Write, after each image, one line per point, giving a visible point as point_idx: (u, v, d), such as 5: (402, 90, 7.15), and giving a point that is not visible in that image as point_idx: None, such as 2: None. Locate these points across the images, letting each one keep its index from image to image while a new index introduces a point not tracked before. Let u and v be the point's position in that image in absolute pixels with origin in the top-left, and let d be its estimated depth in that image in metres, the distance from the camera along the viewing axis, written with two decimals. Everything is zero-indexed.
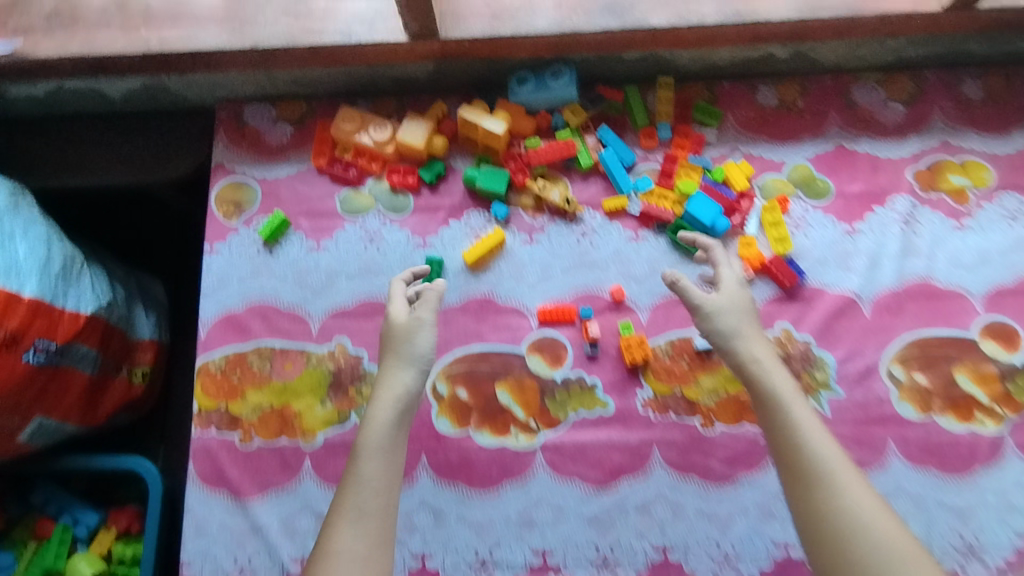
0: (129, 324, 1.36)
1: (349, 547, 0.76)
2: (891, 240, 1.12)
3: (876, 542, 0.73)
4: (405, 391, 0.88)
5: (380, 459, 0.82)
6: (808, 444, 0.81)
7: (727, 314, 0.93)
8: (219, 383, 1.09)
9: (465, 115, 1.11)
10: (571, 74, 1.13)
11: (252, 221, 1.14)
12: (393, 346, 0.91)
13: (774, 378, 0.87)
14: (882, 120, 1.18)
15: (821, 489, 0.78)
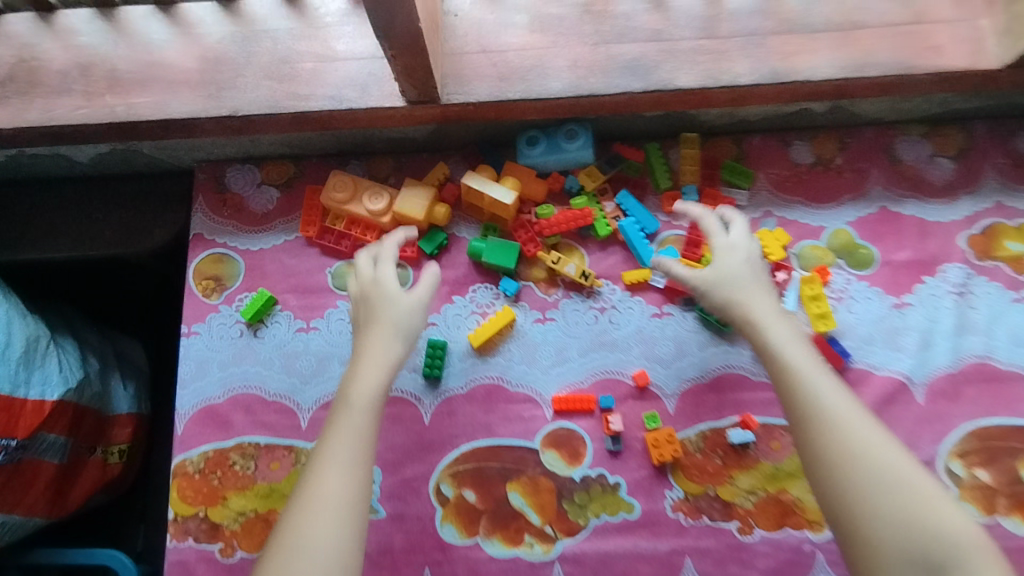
0: (103, 401, 1.21)
1: (330, 487, 0.73)
2: (944, 315, 1.01)
3: (886, 479, 0.70)
4: (393, 351, 0.84)
5: (361, 416, 0.79)
6: (814, 394, 0.78)
7: (718, 278, 0.90)
8: (198, 486, 0.97)
9: (468, 183, 1.00)
10: (587, 134, 1.02)
11: (235, 299, 1.03)
12: (381, 306, 0.87)
13: (776, 334, 0.84)
14: (930, 179, 1.07)
15: (828, 436, 0.74)
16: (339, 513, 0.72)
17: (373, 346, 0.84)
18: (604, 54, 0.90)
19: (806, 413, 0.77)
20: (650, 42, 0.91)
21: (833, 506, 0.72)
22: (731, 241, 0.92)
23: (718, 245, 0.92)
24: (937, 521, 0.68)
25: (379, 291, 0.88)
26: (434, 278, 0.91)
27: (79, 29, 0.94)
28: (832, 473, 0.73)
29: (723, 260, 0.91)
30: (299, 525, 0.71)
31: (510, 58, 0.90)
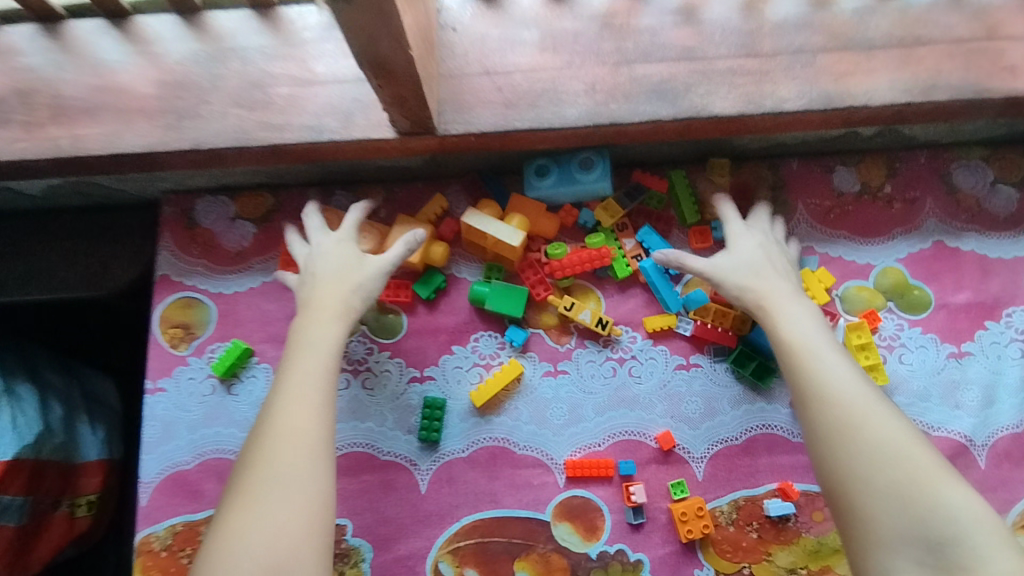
0: (68, 452, 1.06)
1: (291, 436, 0.68)
2: (1008, 366, 0.89)
3: (884, 446, 0.64)
4: (350, 297, 0.80)
5: (320, 358, 0.74)
6: (809, 360, 0.72)
7: (734, 264, 0.83)
8: (164, 565, 0.86)
9: (469, 222, 0.88)
10: (605, 163, 0.90)
11: (206, 350, 0.92)
12: (337, 262, 0.83)
13: (781, 303, 0.78)
14: (992, 210, 0.95)
15: (821, 401, 0.69)
16: (302, 463, 0.67)
17: (331, 297, 0.80)
18: (628, 75, 0.81)
19: (800, 379, 0.71)
20: (681, 60, 0.81)
21: (825, 473, 0.66)
22: (744, 228, 0.86)
23: (732, 231, 0.86)
24: (938, 495, 0.60)
25: (336, 250, 0.84)
26: (412, 245, 0.84)
27: (21, 48, 0.83)
28: (823, 437, 0.67)
29: (737, 248, 0.84)
30: (255, 474, 0.66)
31: (517, 81, 0.81)
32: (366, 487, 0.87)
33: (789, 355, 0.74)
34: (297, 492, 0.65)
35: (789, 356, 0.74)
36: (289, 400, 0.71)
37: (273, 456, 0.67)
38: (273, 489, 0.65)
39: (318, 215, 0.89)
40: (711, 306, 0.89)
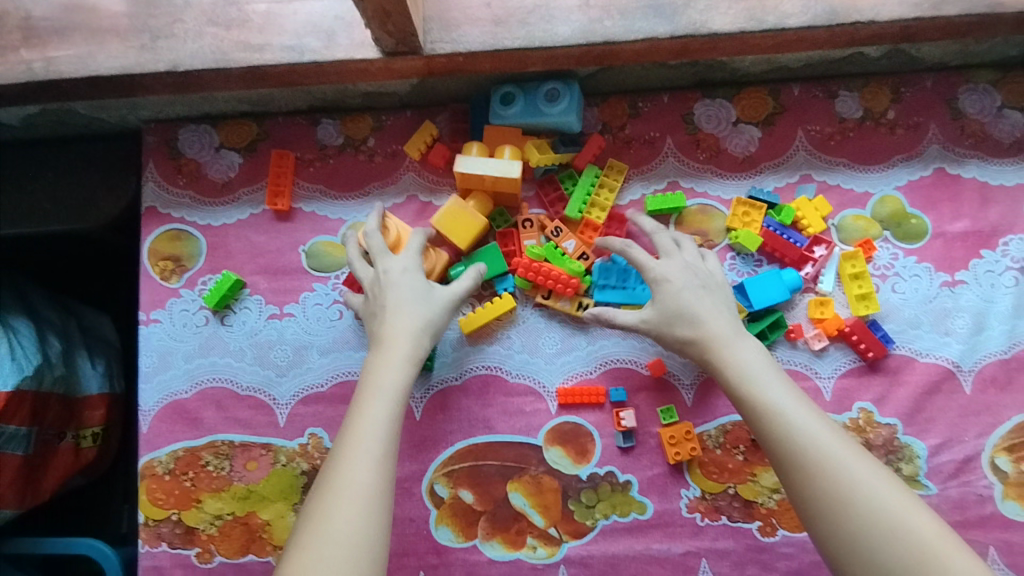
0: (69, 384, 1.08)
1: (344, 494, 0.63)
2: (1001, 295, 0.89)
3: (877, 511, 0.61)
4: (414, 331, 0.77)
5: (390, 402, 0.70)
6: (778, 415, 0.69)
7: (661, 318, 0.80)
8: (168, 488, 0.88)
9: (465, 167, 0.85)
10: (572, 95, 0.87)
11: (197, 282, 0.92)
12: (406, 291, 0.79)
13: (733, 353, 0.76)
14: (997, 135, 0.92)
15: (801, 464, 0.66)
16: (361, 521, 0.61)
17: (389, 334, 0.76)
18: None
19: (773, 439, 0.69)
20: None
21: (824, 541, 0.63)
22: (661, 272, 0.81)
23: (652, 278, 0.81)
24: (942, 556, 0.58)
25: (408, 279, 0.80)
26: (477, 280, 0.84)
27: None
28: (813, 505, 0.64)
29: (659, 297, 0.80)
30: (315, 526, 0.61)
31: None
32: None
33: (760, 419, 0.70)
34: (352, 548, 0.60)
35: (761, 421, 0.70)
36: (344, 458, 0.66)
37: (330, 514, 0.62)
38: (329, 549, 0.59)
39: (379, 234, 0.84)
40: None
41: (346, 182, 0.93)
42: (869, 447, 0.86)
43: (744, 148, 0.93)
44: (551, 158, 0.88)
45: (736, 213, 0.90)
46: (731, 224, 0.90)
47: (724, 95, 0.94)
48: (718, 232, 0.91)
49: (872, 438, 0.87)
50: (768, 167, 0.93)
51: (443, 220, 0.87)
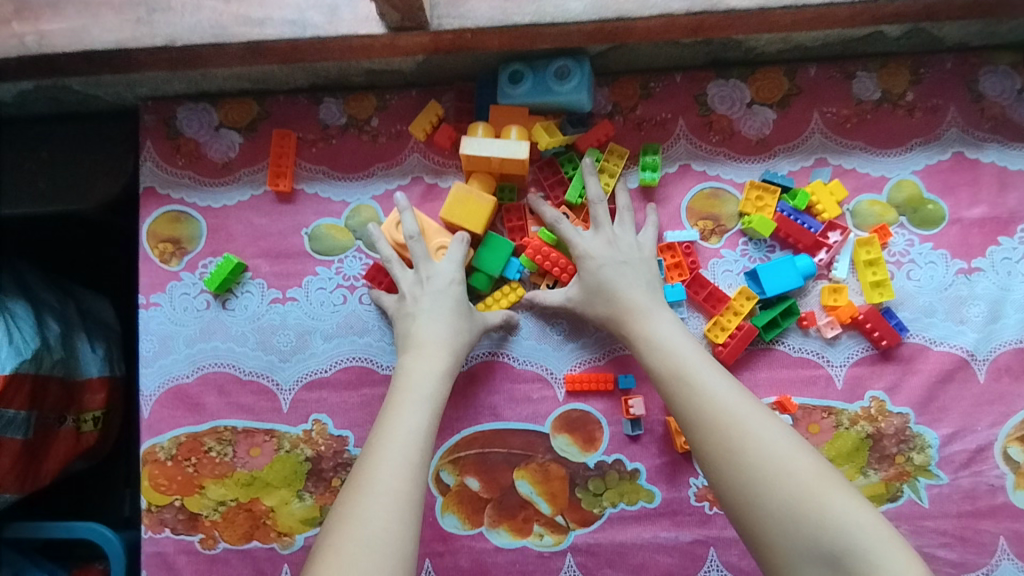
0: (68, 367, 1.07)
1: (381, 498, 0.60)
2: (1017, 283, 0.87)
3: (765, 464, 0.60)
4: (452, 344, 0.77)
5: (425, 413, 0.69)
6: (682, 379, 0.69)
7: (585, 295, 0.81)
8: (171, 473, 0.87)
9: (468, 150, 0.83)
10: (583, 73, 0.85)
11: (198, 265, 0.90)
12: (448, 303, 0.79)
13: (649, 325, 0.76)
14: (1017, 119, 0.90)
15: (698, 423, 0.66)
16: (397, 528, 0.58)
17: (422, 345, 0.77)
18: None
19: (677, 401, 0.69)
20: None
21: (719, 495, 0.63)
22: (583, 248, 0.81)
23: (576, 254, 0.82)
24: (826, 505, 0.57)
25: (449, 291, 0.80)
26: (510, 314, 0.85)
27: None
28: (706, 461, 0.64)
29: (582, 275, 0.81)
30: (345, 530, 0.58)
31: None
32: (366, 400, 0.87)
33: (666, 383, 0.71)
34: (388, 554, 0.56)
35: (667, 384, 0.71)
36: (377, 464, 0.63)
37: (365, 517, 0.58)
38: (363, 554, 0.56)
39: (420, 237, 0.82)
40: (678, 247, 0.87)
41: (350, 163, 0.91)
42: (880, 436, 0.85)
43: (758, 130, 0.91)
44: (561, 140, 0.86)
45: (749, 197, 0.88)
46: (744, 209, 0.88)
47: (738, 75, 0.91)
48: (730, 216, 0.89)
49: (884, 427, 0.85)
50: (782, 150, 0.90)
51: (451, 209, 0.85)
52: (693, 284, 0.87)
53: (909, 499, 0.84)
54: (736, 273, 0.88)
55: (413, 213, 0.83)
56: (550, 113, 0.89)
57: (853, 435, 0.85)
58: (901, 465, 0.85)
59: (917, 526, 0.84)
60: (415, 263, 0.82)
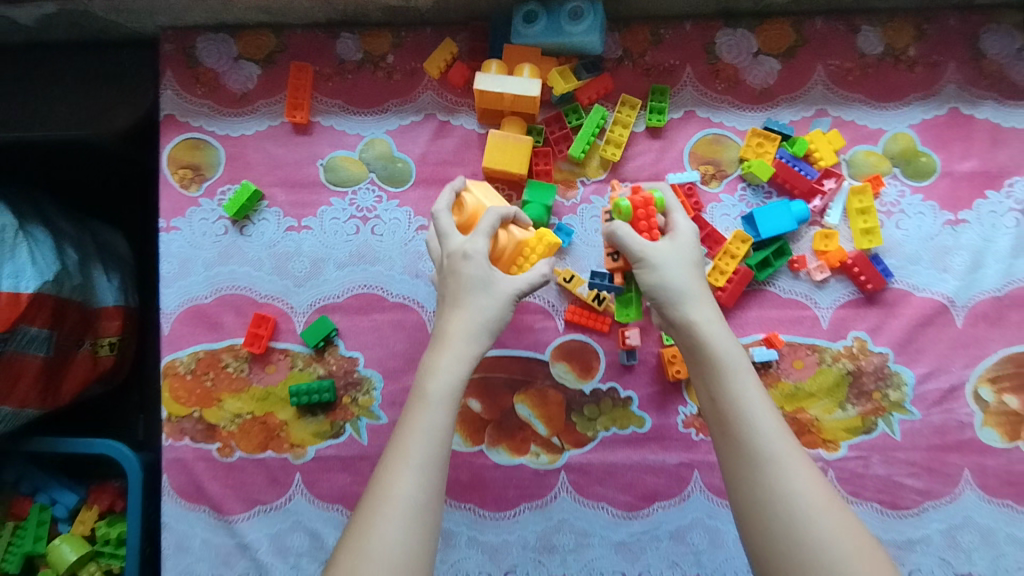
0: (85, 293, 1.13)
1: (395, 511, 0.60)
2: (1001, 235, 0.91)
3: (839, 540, 0.58)
4: (472, 332, 0.70)
5: (442, 410, 0.66)
6: (759, 418, 0.65)
7: (669, 262, 0.75)
8: (190, 386, 0.91)
9: (484, 85, 0.85)
10: (595, 15, 0.87)
11: (217, 191, 0.93)
12: (465, 285, 0.72)
13: (726, 339, 0.70)
14: (1014, 78, 0.93)
15: (773, 474, 0.62)
16: (403, 542, 0.59)
17: (448, 332, 0.70)
18: None
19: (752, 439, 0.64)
20: None
21: (772, 549, 0.59)
22: (688, 229, 0.78)
23: (680, 227, 0.77)
24: None
25: (459, 270, 0.73)
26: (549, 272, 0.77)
27: None
28: (769, 514, 0.60)
29: (677, 242, 0.76)
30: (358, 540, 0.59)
31: None
32: (377, 325, 0.92)
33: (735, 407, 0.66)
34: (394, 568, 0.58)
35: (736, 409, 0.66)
36: (393, 469, 0.63)
37: (377, 527, 0.60)
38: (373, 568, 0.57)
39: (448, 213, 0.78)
40: (678, 191, 0.91)
41: (364, 98, 0.94)
42: (860, 373, 0.90)
43: (762, 80, 0.93)
44: (575, 85, 0.89)
45: (750, 144, 0.91)
46: (744, 155, 0.92)
47: (746, 26, 0.94)
48: (731, 162, 0.93)
49: (863, 365, 0.90)
50: (785, 100, 0.93)
51: (493, 156, 0.88)
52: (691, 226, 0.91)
53: (882, 432, 0.90)
54: (733, 217, 0.92)
55: (451, 193, 0.79)
56: (562, 55, 0.92)
57: (834, 371, 0.90)
58: (878, 400, 0.90)
59: (888, 456, 0.90)
60: (444, 239, 0.76)
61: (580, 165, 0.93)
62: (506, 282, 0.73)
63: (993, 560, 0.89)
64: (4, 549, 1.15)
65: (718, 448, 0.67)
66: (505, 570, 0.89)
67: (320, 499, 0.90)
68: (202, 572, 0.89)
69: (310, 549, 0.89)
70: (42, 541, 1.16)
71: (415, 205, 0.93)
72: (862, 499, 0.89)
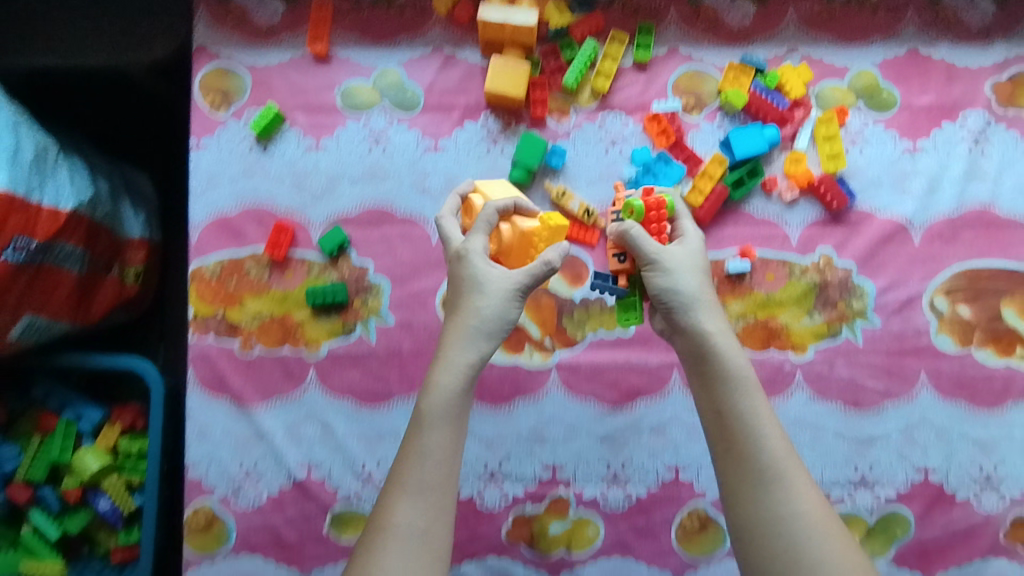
0: (115, 222, 1.20)
1: (405, 536, 0.67)
2: (956, 161, 1.00)
3: (830, 552, 0.66)
4: (470, 332, 0.73)
5: (444, 429, 0.71)
6: (765, 436, 0.72)
7: (682, 269, 0.79)
8: (215, 289, 1.00)
9: (487, 17, 0.96)
10: None
11: (243, 113, 1.02)
12: (462, 281, 0.76)
13: (735, 355, 0.76)
14: (968, 22, 1.03)
15: (776, 491, 0.69)
16: (413, 564, 0.66)
17: (452, 338, 0.73)
18: None
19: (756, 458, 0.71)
20: None
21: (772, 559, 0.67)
22: (697, 238, 0.83)
23: (692, 237, 0.83)
24: None
25: (456, 266, 0.77)
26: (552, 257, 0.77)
27: None
28: (769, 528, 0.68)
29: (688, 249, 0.82)
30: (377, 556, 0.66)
31: None
32: (386, 236, 1.01)
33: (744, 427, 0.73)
34: None
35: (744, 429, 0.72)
36: (402, 494, 0.69)
37: (390, 549, 0.66)
38: None
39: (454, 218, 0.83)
40: (662, 117, 1.00)
41: (379, 33, 1.03)
42: (826, 285, 0.99)
43: (739, 21, 1.03)
44: (567, 21, 1.01)
45: (727, 76, 1.01)
46: (721, 87, 1.01)
47: None
48: (710, 94, 1.02)
49: (829, 278, 0.99)
50: (760, 39, 1.03)
51: (494, 81, 0.98)
52: (673, 149, 1.00)
53: (846, 338, 0.99)
54: (712, 143, 1.01)
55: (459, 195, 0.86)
56: None
57: (802, 283, 0.99)
58: (842, 309, 0.99)
59: (851, 360, 0.98)
60: (450, 239, 0.81)
61: (572, 94, 1.02)
62: (498, 276, 0.75)
63: (946, 454, 0.98)
64: (32, 458, 1.23)
65: (721, 460, 0.73)
66: (500, 458, 0.98)
67: (333, 392, 0.99)
68: (224, 457, 0.98)
69: (323, 437, 0.98)
70: (68, 452, 1.24)
71: (423, 128, 1.02)
72: (826, 398, 0.98)
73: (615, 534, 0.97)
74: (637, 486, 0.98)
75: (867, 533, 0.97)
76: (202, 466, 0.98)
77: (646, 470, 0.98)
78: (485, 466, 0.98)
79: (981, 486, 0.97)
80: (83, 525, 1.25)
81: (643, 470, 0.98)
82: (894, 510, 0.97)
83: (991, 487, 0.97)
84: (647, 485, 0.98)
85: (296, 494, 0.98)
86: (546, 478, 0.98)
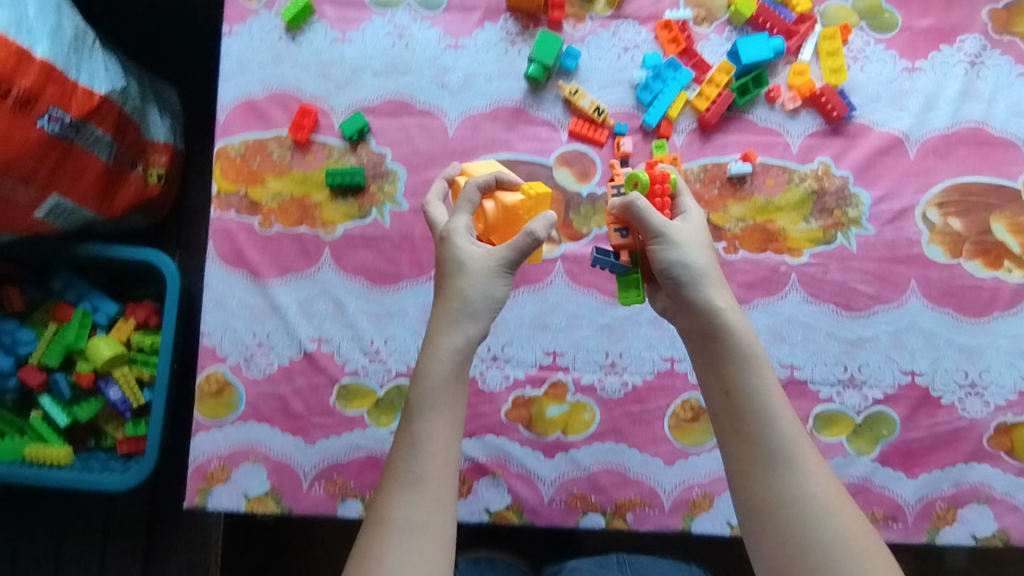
0: (142, 120, 1.25)
1: (405, 529, 0.64)
2: (952, 82, 1.05)
3: (843, 532, 0.65)
4: (460, 314, 0.70)
5: (437, 418, 0.68)
6: (774, 416, 0.70)
7: (689, 244, 0.75)
8: (239, 168, 1.04)
9: None
10: None
11: (275, 3, 1.07)
12: (444, 263, 0.73)
13: (743, 333, 0.72)
14: None
15: (786, 474, 0.68)
16: (410, 560, 0.62)
17: (440, 325, 0.71)
18: None
19: (765, 441, 0.69)
20: None
21: (786, 544, 0.65)
22: (701, 215, 0.79)
23: (696, 212, 0.79)
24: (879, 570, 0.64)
25: (441, 249, 0.74)
26: (539, 230, 0.71)
27: None
28: (782, 514, 0.66)
29: (693, 224, 0.77)
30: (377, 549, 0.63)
31: None
32: (404, 126, 1.05)
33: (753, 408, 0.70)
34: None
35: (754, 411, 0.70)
36: (398, 486, 0.66)
37: (391, 544, 0.63)
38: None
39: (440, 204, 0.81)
40: (673, 24, 1.05)
41: None
42: (824, 192, 1.03)
43: None
44: None
45: None
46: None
47: None
48: (720, 7, 1.07)
49: (826, 186, 1.03)
50: None
51: None
52: (683, 57, 1.05)
53: (840, 244, 1.03)
54: (720, 54, 1.06)
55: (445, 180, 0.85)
56: None
57: (801, 190, 1.03)
58: (838, 217, 1.03)
59: (845, 264, 1.02)
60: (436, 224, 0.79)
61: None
62: (482, 255, 0.72)
63: (933, 359, 1.01)
64: (48, 343, 1.26)
65: (727, 440, 0.71)
66: (503, 342, 1.02)
67: (346, 271, 1.03)
68: (238, 327, 1.02)
69: (334, 314, 1.02)
70: (83, 339, 1.28)
71: (445, 27, 1.07)
72: (819, 300, 1.02)
73: (609, 420, 1.01)
74: (634, 375, 1.01)
75: (853, 432, 1.00)
76: (216, 335, 1.02)
77: (642, 360, 1.02)
78: (488, 349, 1.02)
79: (965, 391, 1.01)
80: (91, 414, 1.27)
81: (640, 360, 1.02)
82: (881, 410, 1.01)
83: (975, 394, 1.01)
84: (643, 374, 1.01)
85: (305, 366, 1.01)
86: (546, 364, 1.02)
